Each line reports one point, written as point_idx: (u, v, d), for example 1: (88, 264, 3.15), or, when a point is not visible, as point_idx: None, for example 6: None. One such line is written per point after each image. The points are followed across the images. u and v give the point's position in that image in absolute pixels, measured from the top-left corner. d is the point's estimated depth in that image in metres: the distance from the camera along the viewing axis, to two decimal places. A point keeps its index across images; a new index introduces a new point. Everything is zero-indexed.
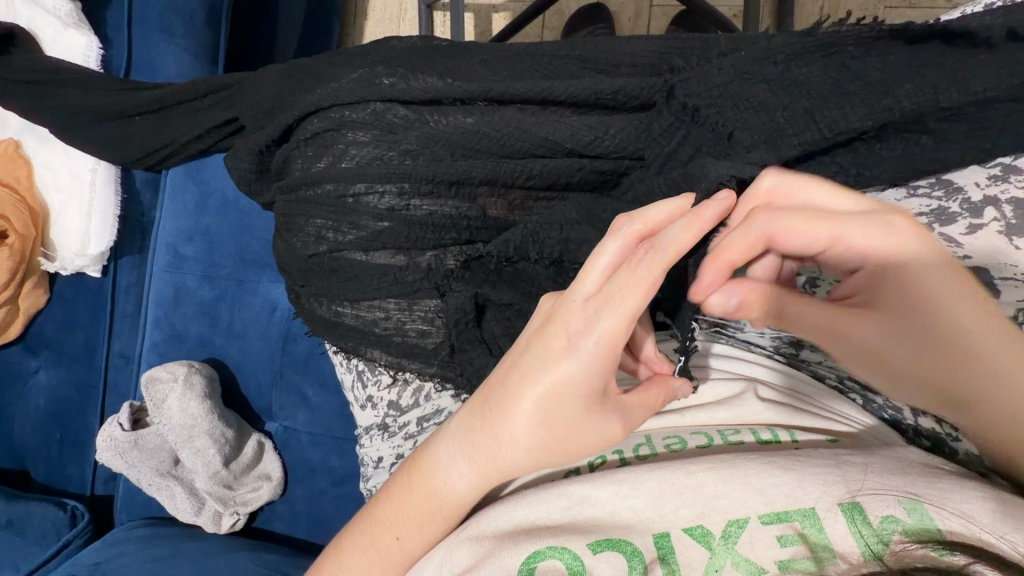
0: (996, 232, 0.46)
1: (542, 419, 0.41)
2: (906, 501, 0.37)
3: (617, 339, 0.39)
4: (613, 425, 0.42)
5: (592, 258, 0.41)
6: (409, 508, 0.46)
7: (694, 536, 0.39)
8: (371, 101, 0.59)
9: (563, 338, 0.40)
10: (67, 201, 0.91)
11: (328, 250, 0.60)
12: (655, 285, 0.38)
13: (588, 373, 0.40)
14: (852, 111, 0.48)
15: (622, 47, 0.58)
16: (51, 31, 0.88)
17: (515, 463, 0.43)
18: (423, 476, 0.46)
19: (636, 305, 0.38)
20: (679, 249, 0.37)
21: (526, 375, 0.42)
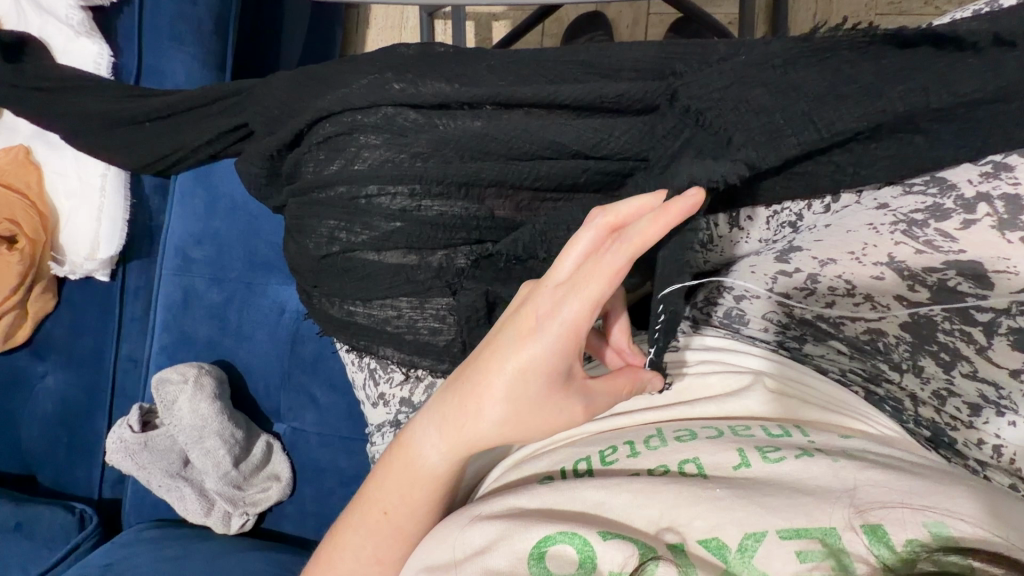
0: (989, 227, 0.48)
1: (510, 401, 0.44)
2: (931, 522, 0.35)
3: (580, 324, 0.42)
4: (575, 405, 0.45)
5: (565, 245, 0.43)
6: (393, 482, 0.49)
7: (709, 547, 0.38)
8: (382, 105, 0.61)
9: (531, 321, 0.43)
10: (76, 206, 0.92)
11: (341, 250, 0.62)
12: (618, 275, 0.40)
13: (551, 355, 0.42)
14: (848, 111, 0.51)
15: (624, 53, 0.60)
16: (62, 39, 0.90)
17: (485, 441, 0.46)
18: (404, 451, 0.49)
19: (600, 293, 0.41)
20: (644, 239, 0.40)
21: (495, 354, 0.44)
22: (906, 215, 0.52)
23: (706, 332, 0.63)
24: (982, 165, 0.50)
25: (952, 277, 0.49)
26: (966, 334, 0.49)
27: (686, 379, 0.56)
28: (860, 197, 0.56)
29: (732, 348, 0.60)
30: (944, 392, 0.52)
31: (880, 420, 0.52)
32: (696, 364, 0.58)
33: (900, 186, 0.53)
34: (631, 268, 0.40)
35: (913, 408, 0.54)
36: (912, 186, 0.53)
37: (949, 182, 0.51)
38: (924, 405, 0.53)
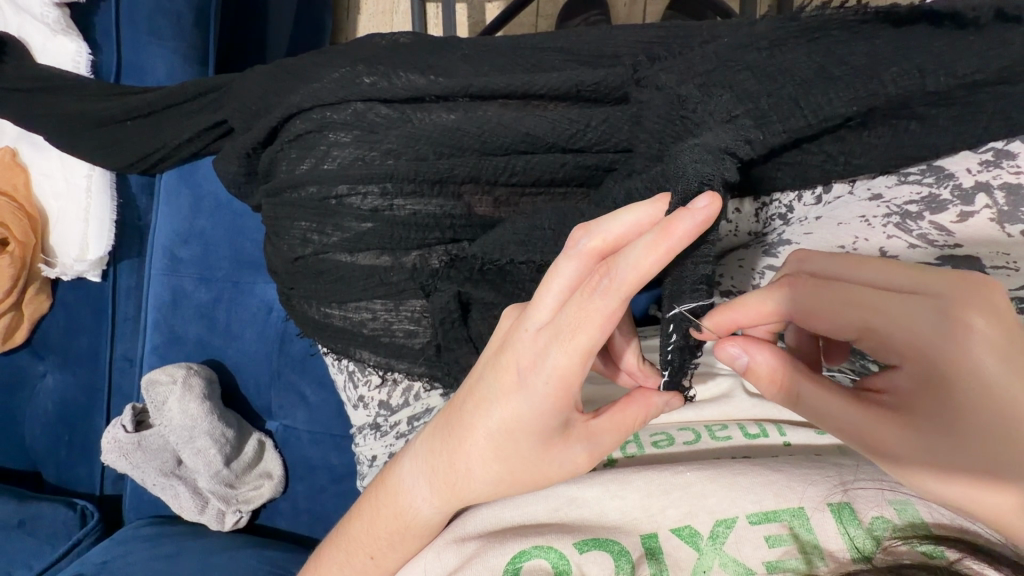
0: (988, 219, 0.47)
1: (498, 453, 0.41)
2: (896, 502, 0.38)
3: (568, 373, 0.37)
4: (576, 455, 0.41)
5: (546, 282, 0.38)
6: (378, 528, 0.47)
7: (682, 536, 0.39)
8: (352, 100, 0.59)
9: (513, 372, 0.39)
10: (64, 207, 0.93)
11: (314, 253, 0.60)
12: (611, 321, 0.35)
13: (540, 408, 0.39)
14: (837, 96, 0.46)
15: (606, 39, 0.57)
16: (41, 38, 0.89)
17: (478, 492, 0.43)
18: (390, 499, 0.46)
19: (592, 341, 0.36)
20: (639, 277, 0.34)
21: (480, 405, 0.41)
22: (900, 206, 0.49)
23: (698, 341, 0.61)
24: (983, 153, 0.48)
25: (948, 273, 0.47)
26: None
27: None
28: (853, 187, 0.52)
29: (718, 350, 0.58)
30: None
31: None
32: None
33: (895, 175, 0.51)
34: (625, 311, 0.35)
35: None
36: (907, 175, 0.50)
37: (947, 172, 0.49)
38: None
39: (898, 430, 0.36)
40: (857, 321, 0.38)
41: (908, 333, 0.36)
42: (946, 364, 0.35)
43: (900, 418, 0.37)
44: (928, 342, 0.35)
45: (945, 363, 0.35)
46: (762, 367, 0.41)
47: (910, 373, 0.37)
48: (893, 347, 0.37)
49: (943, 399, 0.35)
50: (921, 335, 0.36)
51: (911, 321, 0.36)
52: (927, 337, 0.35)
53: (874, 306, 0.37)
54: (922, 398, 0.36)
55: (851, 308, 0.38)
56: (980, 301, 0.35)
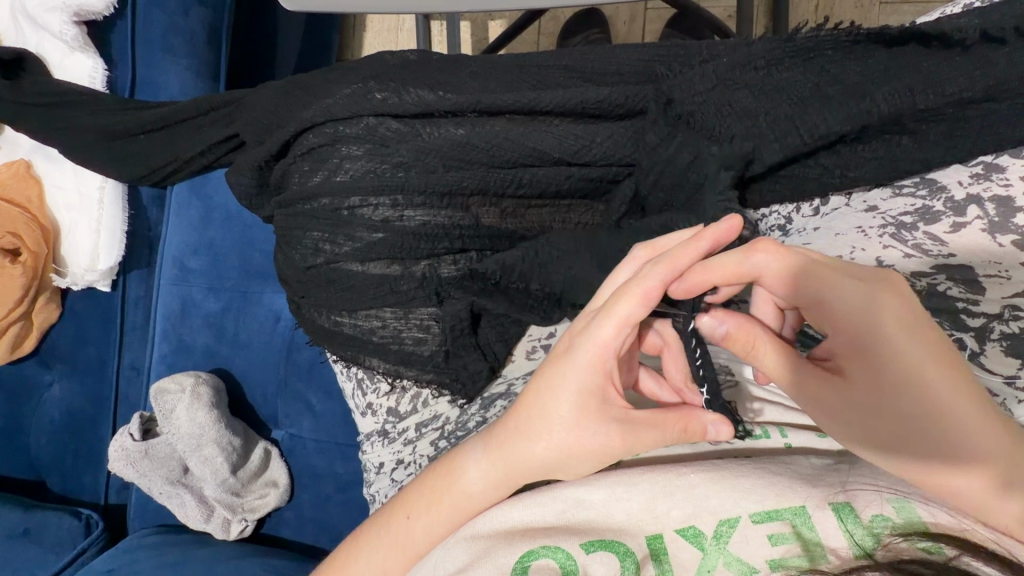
0: (980, 230, 0.48)
1: (544, 421, 0.45)
2: (894, 499, 0.39)
3: (611, 343, 0.43)
4: (610, 434, 0.44)
5: (609, 277, 0.46)
6: (415, 498, 0.50)
7: (687, 537, 0.40)
8: (364, 115, 0.60)
9: (567, 343, 0.45)
10: (76, 218, 0.94)
11: (325, 262, 0.62)
12: (648, 295, 0.41)
13: (588, 378, 0.43)
14: (832, 114, 0.49)
15: (609, 57, 0.59)
16: (59, 54, 0.91)
17: (526, 466, 0.46)
18: (444, 469, 0.50)
19: (633, 312, 0.41)
20: (671, 263, 0.41)
21: (538, 378, 0.46)
22: (895, 218, 0.51)
23: None
24: (973, 166, 0.49)
25: (943, 282, 0.48)
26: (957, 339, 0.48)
27: None
28: (849, 199, 0.54)
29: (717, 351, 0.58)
30: None
31: None
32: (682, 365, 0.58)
33: (889, 188, 0.52)
34: (659, 292, 0.41)
35: None
36: (901, 188, 0.52)
37: (939, 184, 0.50)
38: None
39: (842, 396, 0.41)
40: (809, 295, 0.41)
41: (847, 307, 0.40)
42: (871, 336, 0.39)
43: (835, 381, 0.41)
44: (863, 319, 0.39)
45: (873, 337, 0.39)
46: (738, 332, 0.44)
47: (842, 344, 0.40)
48: (834, 321, 0.40)
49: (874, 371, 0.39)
50: (859, 309, 0.39)
51: (847, 298, 0.40)
52: (863, 314, 0.39)
53: (822, 281, 0.40)
54: (853, 363, 0.40)
55: (808, 283, 0.41)
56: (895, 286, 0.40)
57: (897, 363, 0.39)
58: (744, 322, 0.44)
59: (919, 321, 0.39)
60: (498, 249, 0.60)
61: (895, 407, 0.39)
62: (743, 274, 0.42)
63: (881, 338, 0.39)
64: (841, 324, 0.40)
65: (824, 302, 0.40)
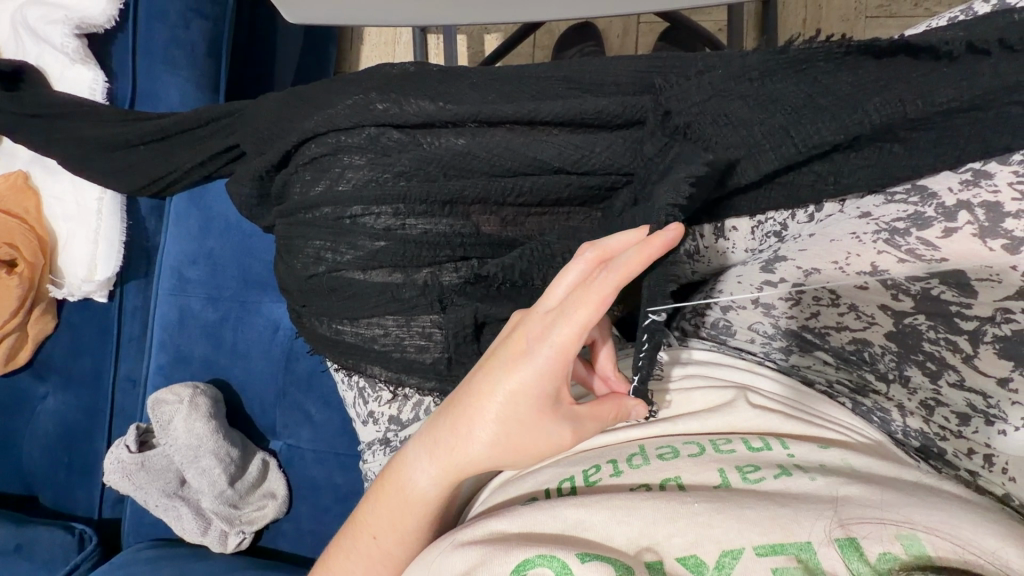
0: (970, 235, 0.48)
1: (502, 424, 0.44)
2: (904, 536, 0.35)
3: (568, 348, 0.43)
4: (563, 432, 0.46)
5: (558, 276, 0.45)
6: (385, 508, 0.50)
7: (687, 565, 0.37)
8: (365, 126, 0.61)
9: (522, 343, 0.45)
10: (73, 229, 0.94)
11: (327, 270, 0.62)
12: (603, 302, 0.42)
13: (540, 377, 0.44)
14: (824, 125, 0.51)
15: (606, 68, 0.60)
16: (59, 66, 0.92)
17: (475, 463, 0.46)
18: (396, 474, 0.50)
19: (589, 320, 0.42)
20: (627, 271, 0.41)
21: (488, 377, 0.46)
22: (888, 223, 0.52)
23: (693, 343, 0.63)
24: (962, 172, 0.50)
25: (937, 286, 0.49)
26: (951, 342, 0.49)
27: (673, 397, 0.55)
28: (843, 206, 0.55)
29: (719, 361, 0.59)
30: (932, 401, 0.51)
31: (867, 432, 0.51)
32: (680, 378, 0.57)
33: (882, 195, 0.54)
34: (615, 297, 0.42)
35: (900, 418, 0.53)
36: (893, 195, 0.53)
37: (930, 190, 0.51)
38: (910, 416, 0.53)
39: None
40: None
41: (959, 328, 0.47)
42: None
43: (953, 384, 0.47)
44: None
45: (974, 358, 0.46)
46: None
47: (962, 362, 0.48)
48: None
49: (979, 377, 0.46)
50: None
51: None
52: None
53: None
54: None
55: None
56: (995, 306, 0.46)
57: None
58: None
59: None
60: (500, 256, 0.61)
61: None
62: None
63: None
64: None
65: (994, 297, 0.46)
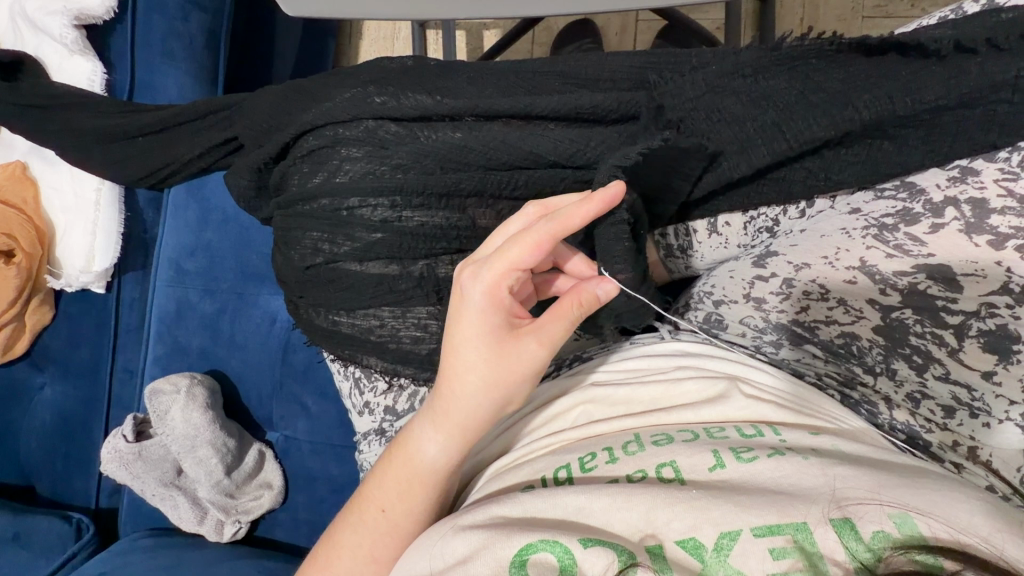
0: (956, 230, 0.49)
1: (461, 364, 0.48)
2: (896, 515, 0.37)
3: (502, 283, 0.47)
4: (526, 360, 0.48)
5: (501, 229, 0.50)
6: (389, 480, 0.51)
7: (687, 548, 0.38)
8: (363, 118, 0.62)
9: (460, 290, 0.49)
10: (71, 220, 0.94)
11: (325, 261, 0.63)
12: (538, 246, 0.45)
13: (482, 315, 0.47)
14: (815, 122, 0.52)
15: (602, 64, 0.61)
16: (57, 57, 0.92)
17: (448, 404, 0.49)
18: (400, 447, 0.52)
19: (525, 257, 0.46)
20: (563, 215, 0.45)
21: (446, 328, 0.50)
22: (877, 219, 0.52)
23: (682, 334, 0.62)
24: (950, 169, 0.51)
25: (923, 281, 0.50)
26: (937, 337, 0.50)
27: (665, 385, 0.55)
28: (833, 202, 0.57)
29: (709, 352, 0.58)
30: (918, 395, 0.51)
31: (856, 423, 0.50)
32: (672, 369, 0.57)
33: (871, 191, 0.54)
34: (548, 237, 0.45)
35: (888, 413, 0.52)
36: (883, 191, 0.54)
37: (918, 187, 0.52)
38: (899, 409, 0.52)
39: None
40: None
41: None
42: None
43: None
44: None
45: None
46: None
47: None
48: None
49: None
50: None
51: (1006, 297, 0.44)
52: None
53: None
54: None
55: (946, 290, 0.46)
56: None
57: None
58: None
59: None
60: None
61: None
62: None
63: None
64: None
65: None
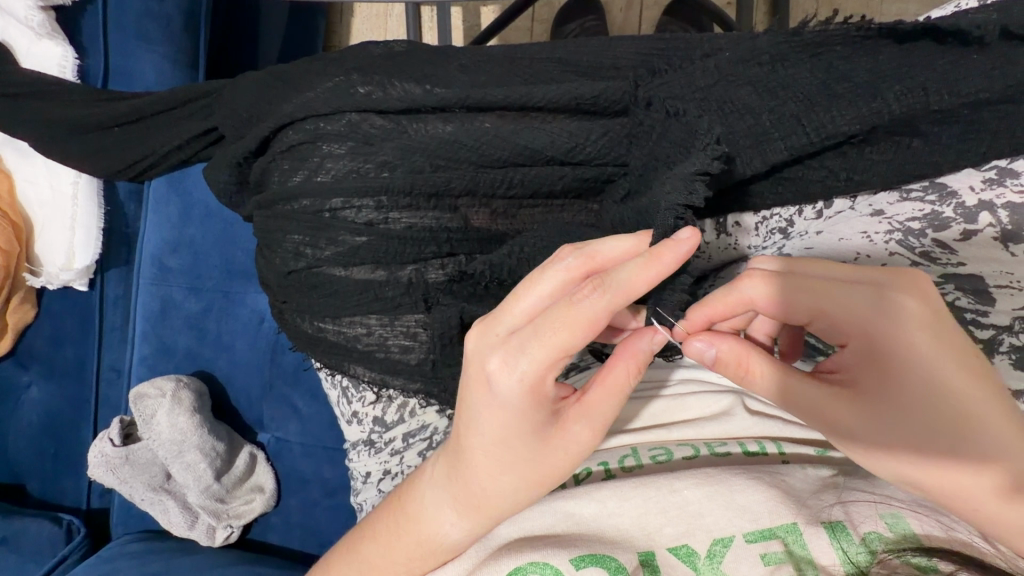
0: (991, 238, 0.47)
1: (493, 450, 0.42)
2: (888, 515, 0.39)
3: (543, 368, 0.39)
4: (572, 441, 0.43)
5: (530, 287, 0.40)
6: (398, 555, 0.46)
7: (678, 555, 0.39)
8: (346, 111, 0.57)
9: (483, 372, 0.41)
10: (50, 214, 0.90)
11: (306, 266, 0.59)
12: (592, 327, 0.37)
13: (516, 402, 0.40)
14: (840, 114, 0.47)
15: (605, 49, 0.56)
16: (25, 41, 0.86)
17: (482, 491, 0.43)
18: (411, 525, 0.46)
19: (577, 340, 0.38)
20: (627, 291, 0.37)
21: (467, 409, 0.43)
22: (903, 223, 0.49)
23: None
24: (986, 171, 0.47)
25: (952, 291, 0.48)
26: None
27: (665, 402, 0.53)
28: (854, 203, 0.52)
29: None
30: None
31: None
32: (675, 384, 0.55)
33: (896, 192, 0.50)
34: (606, 318, 0.38)
35: None
36: (909, 192, 0.50)
37: (949, 189, 0.48)
38: None
39: (850, 405, 0.41)
40: (808, 306, 0.42)
41: (853, 316, 0.41)
42: (864, 344, 0.41)
43: (846, 391, 0.42)
44: (868, 326, 0.40)
45: (880, 343, 0.40)
46: (725, 355, 0.44)
47: (853, 353, 0.42)
48: (838, 328, 0.42)
49: (886, 377, 0.40)
50: (862, 315, 0.41)
51: (854, 304, 0.41)
52: (867, 317, 0.41)
53: (828, 292, 0.41)
54: (865, 377, 0.41)
55: (803, 295, 0.42)
56: (913, 295, 0.40)
57: (928, 368, 0.39)
58: (729, 344, 0.44)
59: (877, 317, 0.40)
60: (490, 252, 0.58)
61: (906, 409, 0.40)
62: (733, 306, 0.44)
63: (888, 340, 0.40)
64: (842, 332, 0.42)
65: (825, 313, 0.42)
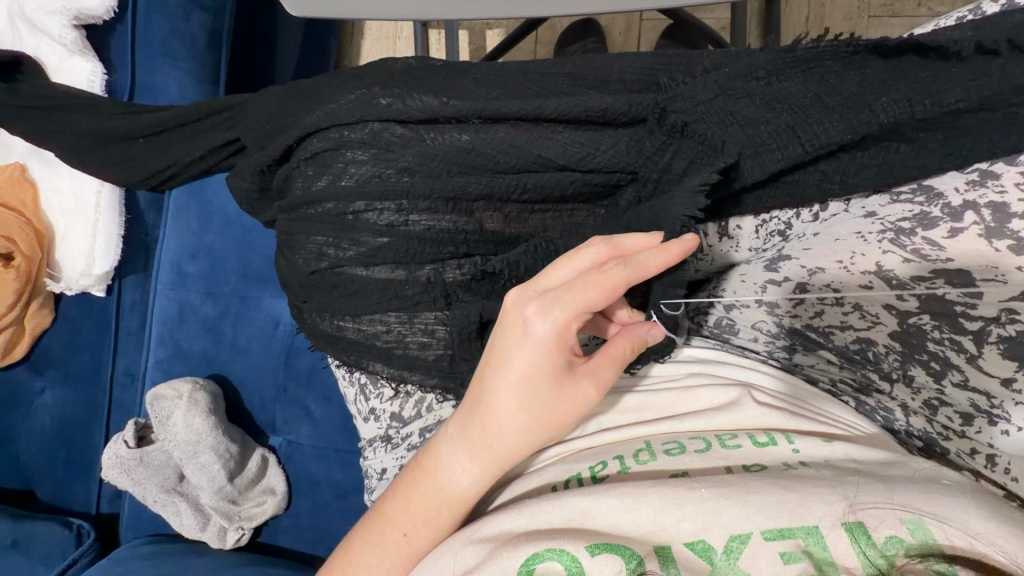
0: (976, 235, 0.49)
1: (515, 399, 0.46)
2: (909, 520, 0.38)
3: (570, 324, 0.46)
4: (585, 392, 0.48)
5: (567, 256, 0.47)
6: (415, 507, 0.49)
7: (695, 550, 0.40)
8: (368, 121, 0.61)
9: (519, 326, 0.46)
10: (71, 222, 0.93)
11: (329, 266, 0.62)
12: (612, 294, 0.44)
13: (542, 355, 0.46)
14: (831, 126, 0.51)
15: (611, 65, 0.60)
16: (57, 58, 0.91)
17: (507, 444, 0.48)
18: (429, 476, 0.49)
19: (599, 301, 0.45)
20: (644, 267, 0.44)
21: (497, 365, 0.47)
22: (893, 223, 0.52)
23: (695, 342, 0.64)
24: (969, 173, 0.50)
25: (942, 286, 0.51)
26: (955, 342, 0.51)
27: (676, 393, 0.56)
28: (849, 205, 0.56)
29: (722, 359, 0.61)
30: (935, 401, 0.54)
31: (865, 427, 0.53)
32: (684, 377, 0.58)
33: (887, 195, 0.54)
34: (624, 289, 0.45)
35: (904, 418, 0.56)
36: (899, 195, 0.53)
37: (936, 191, 0.52)
38: (915, 416, 0.55)
39: None
40: None
41: None
42: None
43: None
44: None
45: None
46: None
47: None
48: None
49: None
50: None
51: None
52: None
53: None
54: None
55: None
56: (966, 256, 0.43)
57: None
58: None
59: None
60: (504, 253, 0.60)
61: None
62: None
63: None
64: None
65: None
